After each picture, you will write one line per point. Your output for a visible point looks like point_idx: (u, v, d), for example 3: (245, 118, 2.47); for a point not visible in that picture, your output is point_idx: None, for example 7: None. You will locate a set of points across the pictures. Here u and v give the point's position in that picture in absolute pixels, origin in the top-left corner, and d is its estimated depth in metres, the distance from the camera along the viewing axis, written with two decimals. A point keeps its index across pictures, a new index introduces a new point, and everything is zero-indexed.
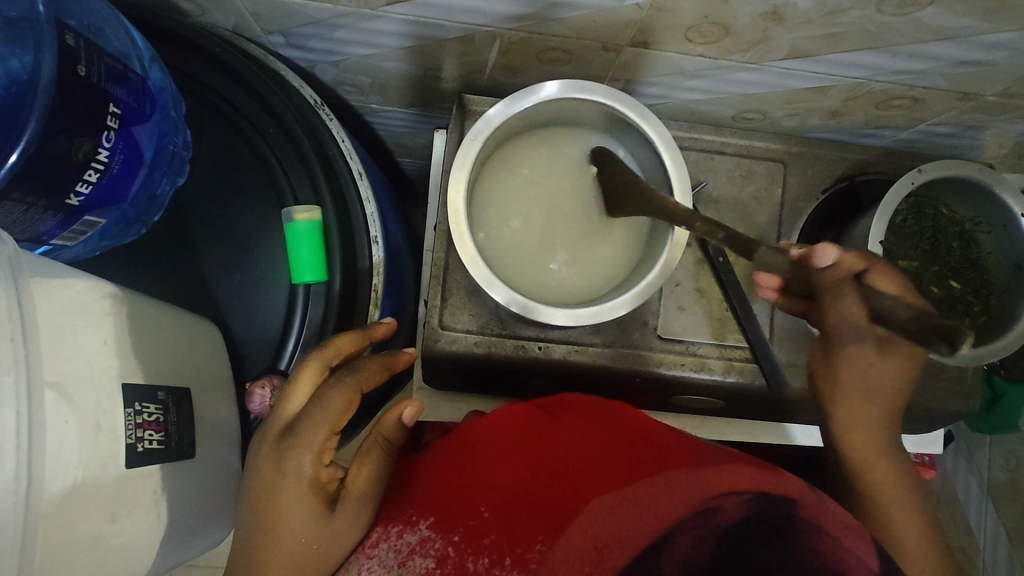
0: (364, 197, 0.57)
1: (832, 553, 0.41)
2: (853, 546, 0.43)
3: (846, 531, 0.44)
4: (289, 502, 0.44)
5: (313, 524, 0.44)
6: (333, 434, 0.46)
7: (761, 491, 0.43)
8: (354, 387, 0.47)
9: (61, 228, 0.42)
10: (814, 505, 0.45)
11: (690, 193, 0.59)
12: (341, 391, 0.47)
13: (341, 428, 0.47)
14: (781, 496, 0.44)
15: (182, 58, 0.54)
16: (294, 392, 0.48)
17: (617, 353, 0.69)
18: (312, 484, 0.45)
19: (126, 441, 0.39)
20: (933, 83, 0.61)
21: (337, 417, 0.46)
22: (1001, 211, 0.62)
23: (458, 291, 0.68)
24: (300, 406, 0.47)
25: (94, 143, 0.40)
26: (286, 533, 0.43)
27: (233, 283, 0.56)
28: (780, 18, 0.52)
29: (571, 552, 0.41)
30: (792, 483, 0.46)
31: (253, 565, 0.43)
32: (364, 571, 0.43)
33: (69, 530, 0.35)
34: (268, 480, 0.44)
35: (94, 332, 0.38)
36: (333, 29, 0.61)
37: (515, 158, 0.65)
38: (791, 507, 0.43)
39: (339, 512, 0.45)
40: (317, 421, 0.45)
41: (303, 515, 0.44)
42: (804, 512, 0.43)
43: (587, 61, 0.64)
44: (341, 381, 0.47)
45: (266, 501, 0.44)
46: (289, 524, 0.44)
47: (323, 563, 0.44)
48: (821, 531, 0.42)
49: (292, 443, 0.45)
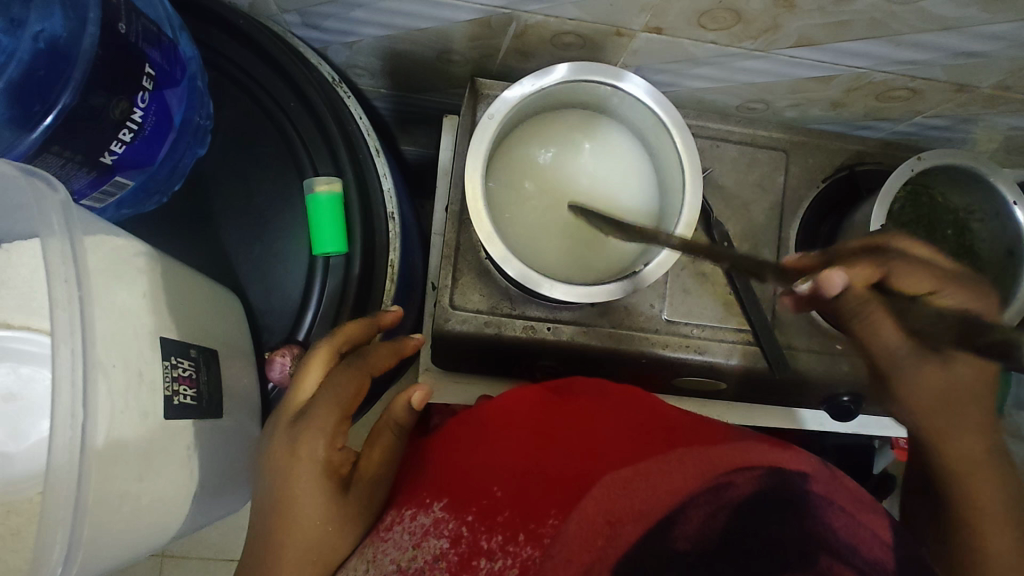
0: (381, 173, 0.58)
1: (848, 528, 0.43)
2: (868, 522, 0.44)
3: (859, 505, 0.45)
4: (302, 485, 0.44)
5: (327, 506, 0.44)
6: (344, 420, 0.46)
7: (774, 467, 0.45)
8: (364, 370, 0.49)
9: (92, 188, 0.43)
10: (828, 480, 0.46)
11: (701, 175, 0.61)
12: (351, 376, 0.49)
13: (352, 413, 0.48)
14: (793, 472, 0.45)
15: (206, 31, 0.54)
16: (304, 379, 0.48)
17: (623, 335, 0.70)
18: (326, 467, 0.44)
19: (165, 393, 0.39)
20: (932, 74, 0.64)
21: (349, 401, 0.47)
22: (994, 200, 0.65)
23: (469, 271, 0.69)
24: (311, 391, 0.48)
25: (130, 103, 0.41)
26: (300, 516, 0.43)
27: (251, 255, 0.57)
28: (791, 5, 0.54)
29: (584, 525, 0.41)
30: (803, 458, 0.48)
31: (267, 549, 0.43)
32: (379, 554, 0.43)
33: (112, 479, 0.35)
34: (280, 463, 0.44)
35: (129, 288, 0.38)
36: (351, 8, 0.62)
37: (529, 138, 0.66)
38: (803, 482, 0.45)
39: (350, 495, 0.46)
40: (328, 407, 0.45)
41: (315, 497, 0.44)
42: (815, 487, 0.45)
43: (599, 47, 0.65)
44: (352, 366, 0.49)
45: (279, 484, 0.44)
46: (302, 510, 0.43)
47: (338, 544, 0.44)
48: (835, 506, 0.44)
49: (305, 427, 0.45)
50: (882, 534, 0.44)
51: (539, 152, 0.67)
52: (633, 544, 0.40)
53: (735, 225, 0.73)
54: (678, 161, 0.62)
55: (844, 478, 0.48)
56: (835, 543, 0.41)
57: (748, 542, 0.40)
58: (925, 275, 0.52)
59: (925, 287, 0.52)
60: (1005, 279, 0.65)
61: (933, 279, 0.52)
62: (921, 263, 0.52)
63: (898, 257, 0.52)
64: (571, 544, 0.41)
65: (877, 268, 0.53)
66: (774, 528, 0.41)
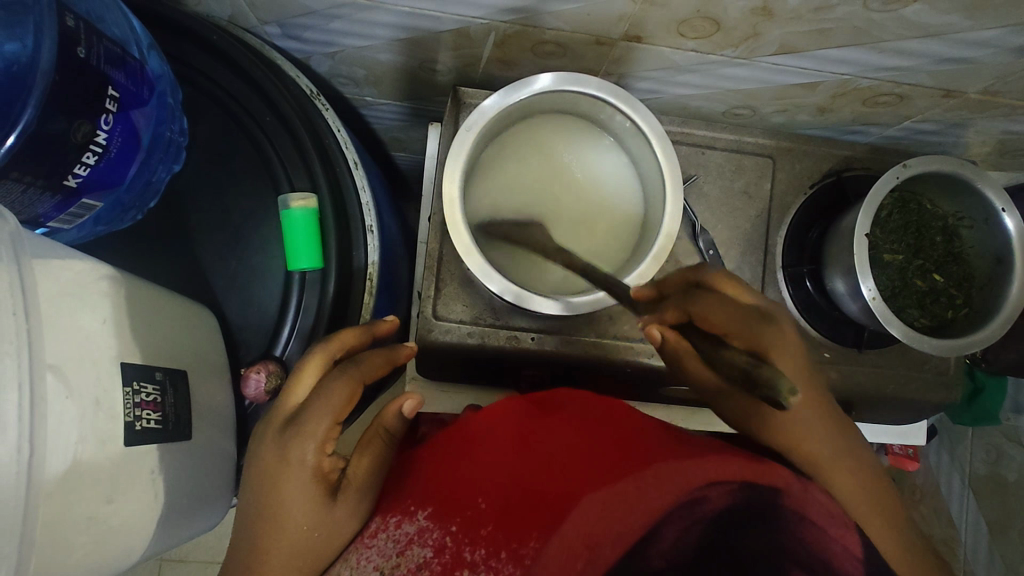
0: (359, 187, 0.58)
1: (814, 540, 0.42)
2: (837, 534, 0.44)
3: (830, 517, 0.45)
4: (291, 490, 0.44)
5: (315, 513, 0.44)
6: (337, 424, 0.46)
7: (748, 482, 0.45)
8: (357, 379, 0.47)
9: (58, 211, 0.43)
10: (800, 493, 0.46)
11: (681, 185, 0.60)
12: (344, 383, 0.47)
13: (345, 420, 0.47)
14: (767, 486, 0.45)
15: (180, 47, 0.54)
16: (297, 385, 0.47)
17: (607, 344, 0.70)
18: (315, 473, 0.44)
19: (125, 420, 0.39)
20: (919, 80, 0.63)
21: (340, 407, 0.46)
22: (983, 206, 0.64)
23: (452, 281, 0.68)
24: (303, 398, 0.47)
25: (92, 126, 0.41)
26: (286, 523, 0.43)
27: (228, 270, 0.57)
28: (770, 13, 0.53)
29: (565, 548, 0.41)
30: (777, 472, 0.48)
31: (253, 558, 0.43)
32: (363, 561, 0.43)
33: (68, 506, 0.35)
34: (271, 469, 0.44)
35: (90, 313, 0.39)
36: (329, 19, 0.62)
37: (509, 147, 0.66)
38: (776, 497, 0.44)
39: (340, 502, 0.45)
40: (321, 413, 0.45)
41: (305, 503, 0.44)
42: (788, 502, 0.44)
43: (581, 55, 0.65)
44: (345, 373, 0.47)
45: (269, 490, 0.44)
46: (292, 515, 0.44)
47: (322, 552, 0.44)
48: (807, 521, 0.43)
49: (295, 434, 0.45)
50: (852, 548, 0.43)
51: (520, 161, 0.66)
52: (614, 564, 0.40)
53: (721, 233, 0.73)
54: (659, 171, 0.61)
55: (817, 492, 0.47)
56: (806, 556, 0.41)
57: (723, 556, 0.40)
58: (727, 311, 0.51)
59: (729, 324, 0.51)
60: (994, 287, 0.64)
61: (734, 314, 0.51)
62: (723, 302, 0.52)
63: (702, 292, 0.53)
64: (552, 566, 0.41)
65: (680, 309, 0.54)
66: (748, 540, 0.41)
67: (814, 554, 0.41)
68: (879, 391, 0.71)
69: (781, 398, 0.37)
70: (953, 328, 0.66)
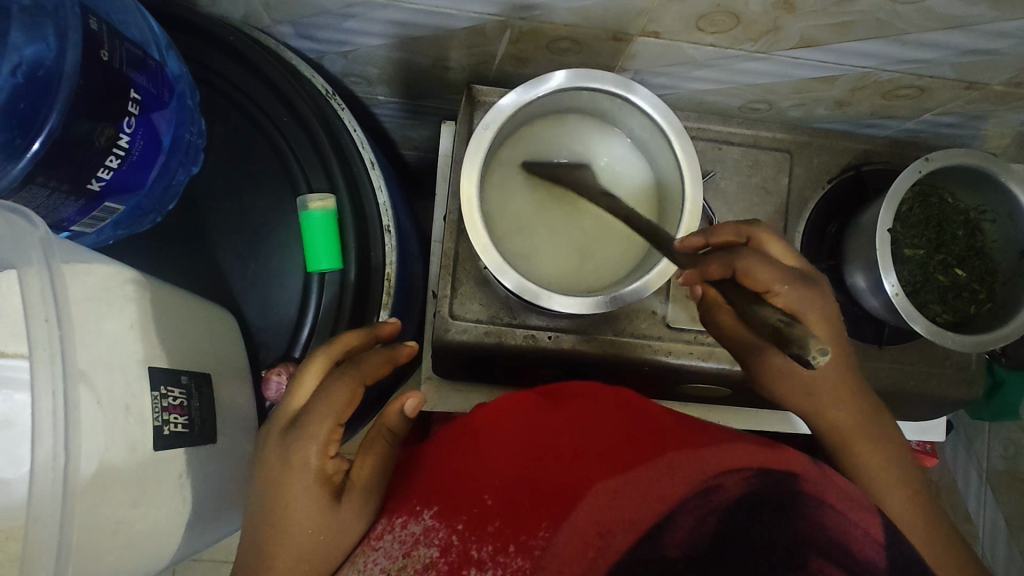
0: (376, 187, 0.57)
1: (837, 525, 0.41)
2: (857, 517, 0.42)
3: (846, 500, 0.44)
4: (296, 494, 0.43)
5: (320, 514, 0.44)
6: (338, 427, 0.45)
7: (764, 468, 0.44)
8: (357, 378, 0.47)
9: (81, 215, 0.43)
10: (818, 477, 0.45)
11: (701, 180, 0.60)
12: (344, 384, 0.47)
13: (346, 421, 0.46)
14: (785, 472, 0.44)
15: (195, 48, 0.54)
16: (301, 384, 0.47)
17: (624, 343, 0.69)
18: (318, 476, 0.44)
19: (154, 424, 0.40)
20: (941, 72, 0.62)
21: (341, 409, 0.45)
22: (1008, 201, 0.63)
23: (468, 280, 0.68)
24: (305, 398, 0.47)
25: (115, 129, 0.41)
26: (293, 526, 0.43)
27: (247, 271, 0.57)
28: (791, 7, 0.52)
29: (575, 538, 0.40)
30: (793, 457, 0.47)
31: (260, 557, 0.43)
32: (370, 563, 0.43)
33: (99, 510, 0.36)
34: (275, 471, 0.44)
35: (118, 317, 0.39)
36: (344, 19, 0.61)
37: (527, 144, 0.66)
38: (796, 482, 0.43)
39: (344, 504, 0.45)
40: (324, 414, 0.45)
41: (312, 505, 0.43)
42: (807, 486, 0.43)
43: (597, 51, 0.64)
44: (346, 373, 0.47)
45: (274, 494, 0.44)
46: (298, 515, 0.43)
47: (329, 554, 0.44)
48: (826, 506, 0.42)
49: (298, 433, 0.45)
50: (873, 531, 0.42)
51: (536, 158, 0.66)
52: (627, 551, 0.39)
53: None
54: (678, 168, 0.61)
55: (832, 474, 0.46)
56: (830, 543, 0.39)
57: (739, 543, 0.39)
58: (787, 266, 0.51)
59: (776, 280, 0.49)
60: None
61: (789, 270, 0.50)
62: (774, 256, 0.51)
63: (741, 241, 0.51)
64: (562, 555, 0.40)
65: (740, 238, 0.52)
66: (767, 527, 0.39)
67: (834, 538, 0.40)
68: (901, 388, 0.71)
69: (808, 358, 0.34)
70: (976, 323, 0.66)
